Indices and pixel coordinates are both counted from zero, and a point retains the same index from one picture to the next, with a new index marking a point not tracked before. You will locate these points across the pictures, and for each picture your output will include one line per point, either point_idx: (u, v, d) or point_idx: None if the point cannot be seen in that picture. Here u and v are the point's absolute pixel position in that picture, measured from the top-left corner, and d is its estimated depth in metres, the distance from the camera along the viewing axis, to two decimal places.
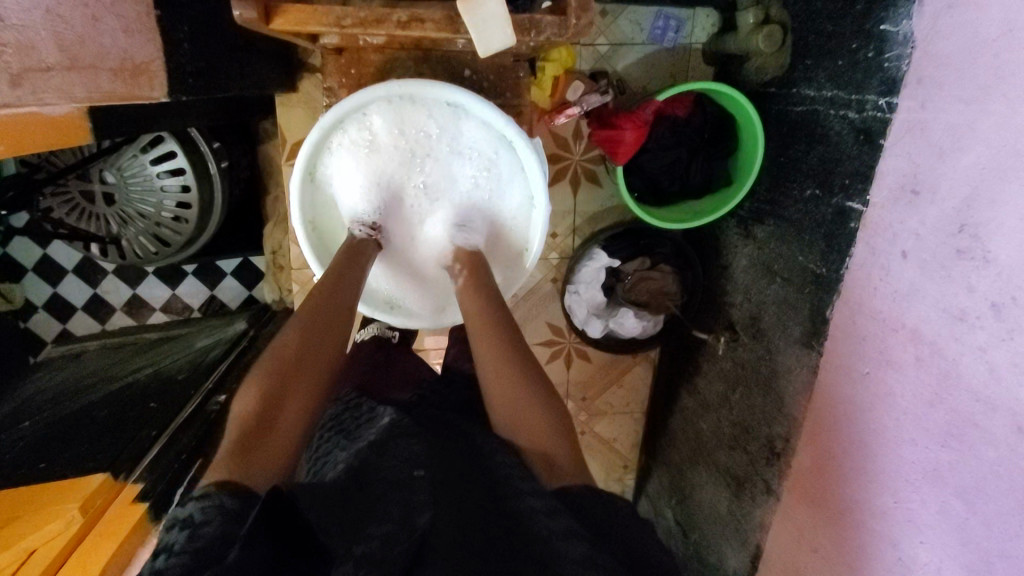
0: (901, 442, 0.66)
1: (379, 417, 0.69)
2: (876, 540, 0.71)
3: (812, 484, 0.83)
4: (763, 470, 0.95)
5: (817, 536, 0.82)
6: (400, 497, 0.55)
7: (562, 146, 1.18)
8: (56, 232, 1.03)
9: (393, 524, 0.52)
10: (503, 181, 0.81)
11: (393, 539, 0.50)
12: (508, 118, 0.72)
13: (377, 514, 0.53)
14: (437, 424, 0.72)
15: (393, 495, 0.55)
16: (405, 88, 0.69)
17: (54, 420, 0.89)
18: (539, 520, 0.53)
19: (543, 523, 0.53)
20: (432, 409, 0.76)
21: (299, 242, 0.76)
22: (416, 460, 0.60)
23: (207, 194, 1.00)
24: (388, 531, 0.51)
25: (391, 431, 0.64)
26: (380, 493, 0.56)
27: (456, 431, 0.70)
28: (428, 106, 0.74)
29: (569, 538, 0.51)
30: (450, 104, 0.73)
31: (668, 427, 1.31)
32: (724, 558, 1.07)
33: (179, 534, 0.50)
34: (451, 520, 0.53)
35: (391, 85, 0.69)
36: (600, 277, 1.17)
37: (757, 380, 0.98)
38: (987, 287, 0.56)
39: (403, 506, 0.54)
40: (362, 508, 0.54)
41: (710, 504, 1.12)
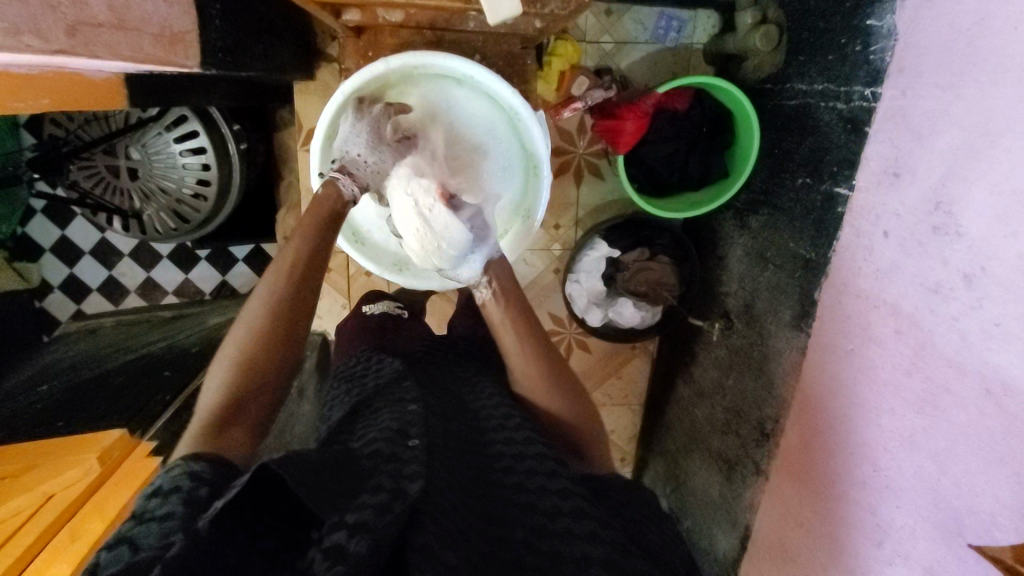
0: (881, 412, 0.70)
1: (382, 368, 0.73)
2: (857, 509, 0.73)
3: (799, 460, 0.86)
4: (753, 452, 0.98)
5: (803, 511, 0.85)
6: (390, 468, 0.50)
7: (566, 139, 1.23)
8: (82, 205, 1.08)
9: (386, 494, 0.47)
10: (509, 155, 0.86)
11: (385, 510, 0.45)
12: (515, 93, 0.79)
13: (368, 486, 0.48)
14: (433, 381, 0.74)
15: (383, 466, 0.50)
16: (419, 59, 0.76)
17: (71, 382, 0.93)
18: (543, 497, 0.54)
19: (548, 500, 0.53)
20: (437, 370, 0.79)
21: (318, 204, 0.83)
22: (408, 431, 0.56)
23: (225, 173, 1.04)
24: (382, 501, 0.46)
25: (392, 395, 0.65)
26: (370, 465, 0.51)
27: (455, 397, 0.72)
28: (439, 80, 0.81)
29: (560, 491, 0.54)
30: (463, 76, 0.80)
31: (664, 417, 1.34)
32: (715, 543, 1.10)
33: (154, 501, 0.46)
34: (442, 484, 0.51)
35: (407, 56, 0.75)
36: (600, 268, 1.20)
37: (749, 364, 1.01)
38: (959, 259, 0.59)
39: (393, 476, 0.49)
40: (351, 482, 0.49)
41: (702, 490, 1.15)
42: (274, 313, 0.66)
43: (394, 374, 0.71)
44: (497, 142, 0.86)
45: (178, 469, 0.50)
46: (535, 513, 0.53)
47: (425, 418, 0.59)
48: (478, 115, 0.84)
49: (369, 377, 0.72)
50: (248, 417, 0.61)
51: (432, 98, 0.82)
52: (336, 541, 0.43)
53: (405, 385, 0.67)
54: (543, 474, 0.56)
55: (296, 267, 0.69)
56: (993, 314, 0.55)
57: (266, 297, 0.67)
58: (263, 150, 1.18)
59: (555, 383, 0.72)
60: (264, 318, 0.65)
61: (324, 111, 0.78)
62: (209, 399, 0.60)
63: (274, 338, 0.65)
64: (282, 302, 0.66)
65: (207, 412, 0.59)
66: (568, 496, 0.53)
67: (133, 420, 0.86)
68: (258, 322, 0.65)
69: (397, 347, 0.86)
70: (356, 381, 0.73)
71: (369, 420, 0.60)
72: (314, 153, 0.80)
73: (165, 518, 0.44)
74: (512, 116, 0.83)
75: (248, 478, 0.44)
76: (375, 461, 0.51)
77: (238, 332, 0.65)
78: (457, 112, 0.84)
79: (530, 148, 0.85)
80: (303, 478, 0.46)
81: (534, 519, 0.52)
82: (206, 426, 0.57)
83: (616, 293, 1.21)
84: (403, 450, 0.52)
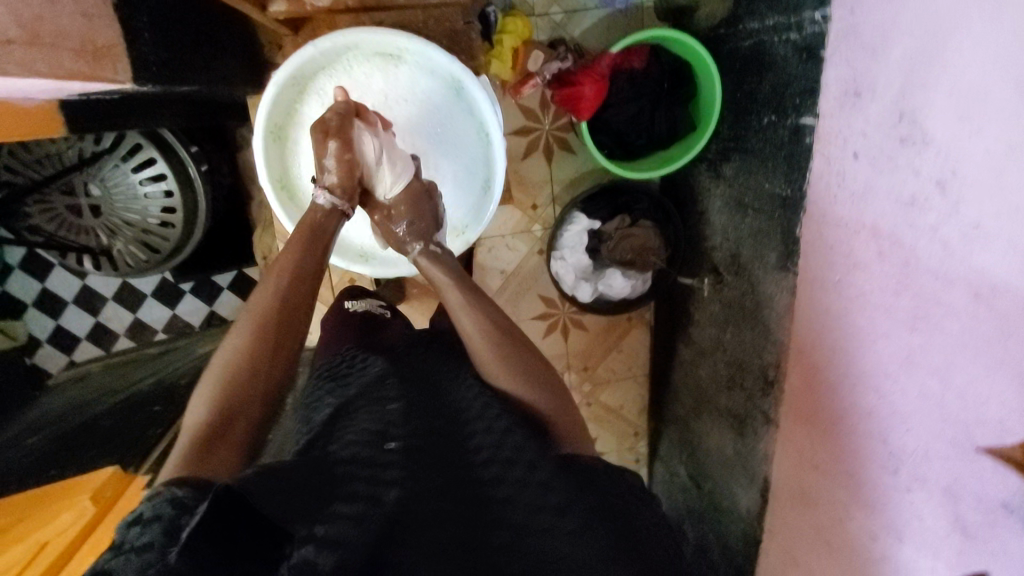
0: (876, 337, 0.69)
1: (368, 367, 0.72)
2: (869, 441, 0.72)
3: (805, 402, 0.85)
4: (761, 402, 0.97)
5: (817, 452, 0.83)
6: (368, 473, 0.50)
7: (529, 114, 1.21)
8: (26, 243, 1.03)
9: (361, 504, 0.48)
10: (458, 125, 0.88)
11: (360, 521, 0.46)
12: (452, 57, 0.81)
13: (342, 492, 0.48)
14: (412, 370, 0.72)
15: (360, 472, 0.50)
16: (348, 37, 0.78)
17: (59, 433, 0.92)
18: (519, 490, 0.53)
19: (524, 495, 0.52)
20: (419, 362, 0.76)
21: (270, 202, 0.82)
22: (389, 433, 0.56)
23: (192, 202, 1.04)
24: (358, 511, 0.47)
25: (373, 394, 0.64)
26: (345, 469, 0.51)
27: (432, 385, 0.69)
28: (369, 58, 0.83)
29: (540, 488, 0.54)
30: (397, 51, 0.82)
31: (671, 383, 1.36)
32: (737, 499, 1.10)
33: (128, 532, 0.44)
34: (425, 491, 0.50)
35: (335, 35, 0.77)
36: (584, 241, 1.20)
37: (743, 315, 1.00)
38: (930, 167, 0.58)
39: (368, 481, 0.50)
40: (327, 486, 0.49)
41: (719, 448, 1.16)
42: (262, 335, 0.65)
43: (377, 375, 0.69)
44: (443, 116, 0.87)
45: (158, 497, 0.47)
46: (516, 512, 0.51)
47: (406, 415, 0.59)
48: (417, 89, 0.85)
49: (355, 379, 0.69)
50: (237, 432, 0.59)
51: (366, 77, 0.84)
52: (307, 557, 0.43)
53: (388, 383, 0.67)
54: (519, 467, 0.55)
55: (288, 290, 0.68)
56: (970, 216, 0.53)
57: (256, 321, 0.66)
58: (227, 172, 1.17)
59: (501, 341, 0.72)
60: (256, 344, 0.64)
61: (260, 104, 0.79)
62: (192, 427, 0.58)
63: (263, 360, 0.64)
64: (271, 324, 0.66)
65: (193, 436, 0.57)
66: (547, 491, 0.54)
67: (127, 458, 0.85)
68: (247, 342, 0.64)
69: (379, 344, 0.84)
70: (337, 378, 0.71)
71: (352, 419, 0.58)
72: (256, 147, 0.80)
73: (143, 549, 0.42)
74: (453, 85, 0.85)
75: (212, 501, 0.42)
76: (352, 464, 0.51)
77: (228, 358, 0.63)
78: (391, 88, 0.85)
79: (477, 113, 0.87)
80: (272, 495, 0.46)
81: (513, 518, 0.50)
82: (191, 450, 0.55)
83: (603, 266, 1.21)
84: (381, 454, 0.53)
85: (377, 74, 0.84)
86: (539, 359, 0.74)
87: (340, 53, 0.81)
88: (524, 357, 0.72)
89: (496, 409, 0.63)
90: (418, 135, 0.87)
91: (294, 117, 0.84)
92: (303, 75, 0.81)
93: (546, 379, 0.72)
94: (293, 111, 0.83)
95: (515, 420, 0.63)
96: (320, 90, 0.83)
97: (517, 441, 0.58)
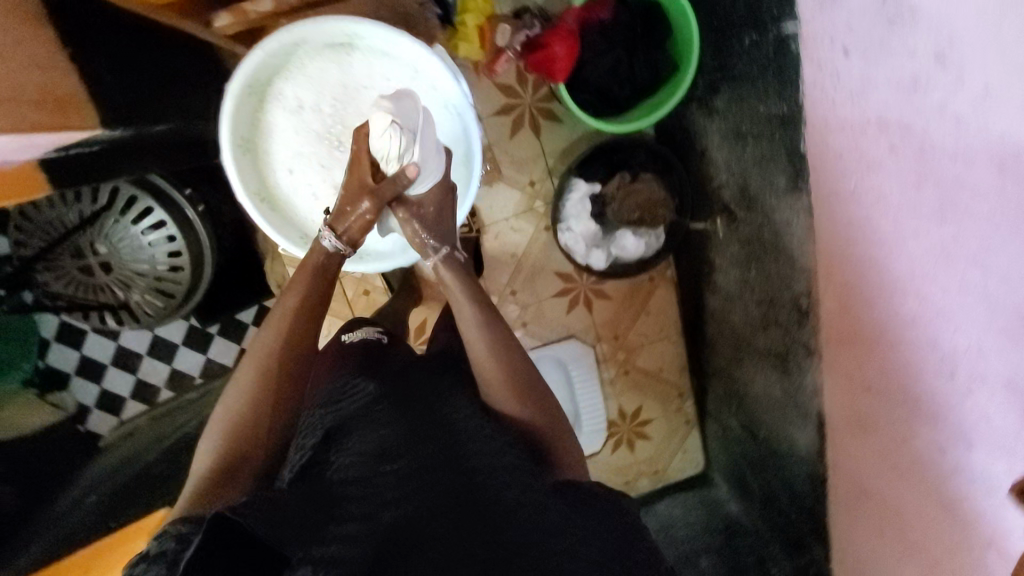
0: (903, 239, 0.65)
1: (360, 389, 0.73)
2: (918, 349, 0.68)
3: (843, 324, 0.81)
4: (799, 334, 0.93)
5: (866, 373, 0.79)
6: (364, 497, 0.55)
7: (508, 90, 1.20)
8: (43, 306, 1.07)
9: (356, 527, 0.52)
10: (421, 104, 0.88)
11: (358, 540, 0.50)
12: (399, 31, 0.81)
13: (339, 515, 0.53)
14: (408, 388, 0.75)
15: (356, 497, 0.55)
16: (294, 32, 0.80)
17: (115, 487, 1.04)
18: (514, 505, 0.56)
19: (521, 510, 0.56)
20: (416, 375, 0.79)
21: (249, 211, 0.85)
22: (382, 457, 0.60)
23: (195, 243, 1.06)
24: (352, 534, 0.51)
25: (368, 417, 0.67)
26: (341, 494, 0.55)
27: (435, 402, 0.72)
28: (322, 52, 0.85)
29: (535, 504, 0.57)
30: (349, 38, 0.83)
31: (707, 336, 1.33)
32: (795, 440, 1.06)
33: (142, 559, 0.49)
34: (422, 512, 0.54)
35: (281, 32, 0.79)
36: (588, 206, 1.17)
37: (764, 248, 0.97)
38: (927, 41, 0.55)
39: (364, 505, 0.54)
40: (323, 509, 0.53)
41: (766, 392, 1.12)
42: (264, 376, 0.72)
43: (369, 398, 0.71)
44: (405, 97, 0.87)
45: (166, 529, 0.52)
46: (513, 525, 0.54)
47: (400, 437, 0.63)
48: (375, 75, 0.86)
49: (348, 400, 0.72)
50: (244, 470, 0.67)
51: (322, 71, 0.85)
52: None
53: (380, 406, 0.69)
54: (515, 483, 0.59)
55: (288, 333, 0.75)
56: (978, 82, 0.50)
57: (259, 363, 0.73)
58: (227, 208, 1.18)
59: (516, 369, 0.75)
60: (259, 386, 0.71)
61: (220, 118, 0.81)
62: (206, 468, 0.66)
63: (265, 403, 0.71)
64: (271, 366, 0.72)
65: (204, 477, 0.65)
66: (541, 505, 0.57)
67: None
68: (250, 385, 0.71)
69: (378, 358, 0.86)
70: (332, 405, 0.73)
71: (346, 446, 0.64)
72: (226, 160, 0.83)
73: (155, 569, 0.47)
74: (410, 65, 0.86)
75: (209, 530, 0.46)
76: (348, 490, 0.56)
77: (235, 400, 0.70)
78: (349, 78, 0.86)
79: (438, 89, 0.87)
80: (268, 520, 0.49)
81: (509, 532, 0.53)
82: (203, 489, 0.63)
83: (612, 229, 1.19)
84: (377, 478, 0.57)
85: (332, 66, 0.85)
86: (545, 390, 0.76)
87: (293, 51, 0.83)
88: (534, 386, 0.75)
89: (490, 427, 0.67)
90: None
91: (262, 124, 0.86)
92: (260, 79, 0.83)
93: (539, 393, 0.75)
94: (258, 118, 0.86)
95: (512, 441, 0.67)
96: (281, 92, 0.85)
97: (512, 457, 0.62)
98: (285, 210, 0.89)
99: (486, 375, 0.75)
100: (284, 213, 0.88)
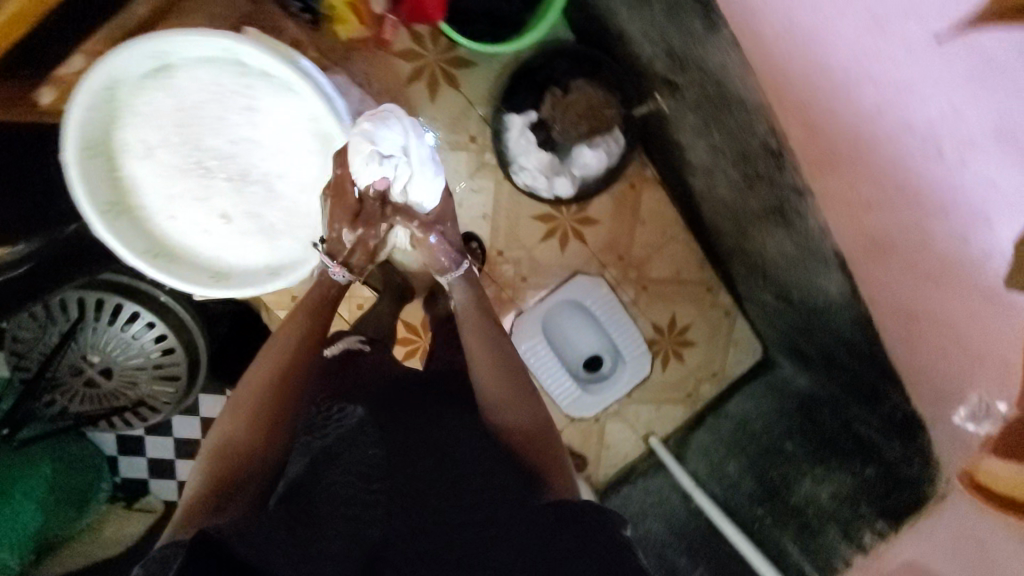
0: (838, 23, 0.60)
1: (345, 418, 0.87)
2: (896, 137, 0.60)
3: (818, 147, 0.73)
4: (781, 179, 0.85)
5: (862, 189, 0.71)
6: (353, 514, 0.70)
7: (408, 55, 1.16)
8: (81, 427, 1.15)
9: (344, 542, 0.67)
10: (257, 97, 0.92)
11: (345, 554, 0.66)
12: (201, 33, 0.85)
13: (325, 535, 0.68)
14: (397, 418, 0.87)
15: (343, 514, 0.70)
16: (100, 75, 0.83)
17: None
18: (470, 512, 0.71)
19: (475, 517, 0.71)
20: (422, 403, 0.92)
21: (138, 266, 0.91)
22: (370, 478, 0.74)
23: (172, 316, 1.08)
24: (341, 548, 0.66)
25: (356, 446, 0.80)
26: (327, 513, 0.71)
27: (432, 423, 0.86)
28: (147, 86, 0.90)
29: (493, 511, 0.71)
30: (157, 55, 0.87)
31: (707, 220, 1.26)
32: (826, 291, 0.97)
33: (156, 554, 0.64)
34: (400, 521, 0.69)
35: (85, 84, 0.83)
36: (531, 138, 1.11)
37: (713, 102, 0.90)
38: None
39: (350, 521, 0.69)
40: (309, 530, 0.68)
41: (781, 254, 1.03)
42: (258, 395, 0.84)
43: (354, 424, 0.85)
44: (235, 97, 0.92)
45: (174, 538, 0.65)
46: (466, 528, 0.69)
47: (384, 462, 0.77)
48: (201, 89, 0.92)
49: (331, 428, 0.86)
50: (241, 473, 0.76)
51: (152, 102, 0.91)
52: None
53: (367, 433, 0.83)
54: (475, 492, 0.74)
55: (285, 364, 0.88)
56: None
57: (256, 388, 0.85)
58: None
59: (519, 397, 0.88)
60: (257, 405, 0.83)
61: (74, 191, 0.86)
62: (204, 472, 0.76)
63: (260, 418, 0.82)
64: (265, 390, 0.84)
65: (201, 481, 0.75)
66: (497, 513, 0.71)
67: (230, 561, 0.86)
68: (247, 407, 0.83)
69: (363, 380, 0.97)
70: (320, 430, 0.86)
71: (334, 469, 0.77)
72: (98, 228, 0.88)
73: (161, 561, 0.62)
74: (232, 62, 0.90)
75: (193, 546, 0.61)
76: (336, 508, 0.71)
77: (234, 423, 0.81)
78: (179, 97, 0.92)
79: (269, 77, 0.91)
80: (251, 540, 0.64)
81: (463, 533, 0.68)
82: (200, 493, 0.73)
83: (565, 150, 1.14)
84: (364, 496, 0.72)
85: (159, 95, 0.91)
86: (544, 420, 0.88)
87: (111, 92, 0.88)
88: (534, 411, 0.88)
89: (472, 447, 0.81)
90: (233, 132, 0.94)
91: (126, 177, 0.94)
92: (100, 134, 0.90)
93: (523, 399, 0.89)
94: (121, 172, 0.93)
95: (494, 456, 0.81)
96: (124, 138, 0.92)
97: (487, 469, 0.78)
98: (178, 254, 0.96)
99: (496, 397, 0.88)
100: (179, 259, 0.96)
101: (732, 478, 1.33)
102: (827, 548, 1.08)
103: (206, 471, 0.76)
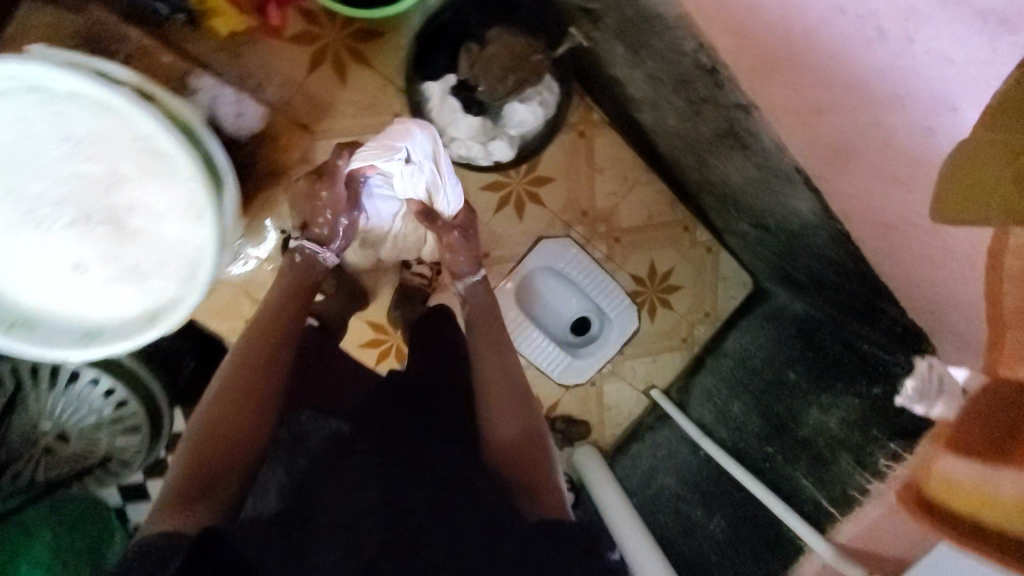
0: None
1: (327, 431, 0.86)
2: (827, 24, 0.52)
3: (751, 55, 0.64)
4: (721, 99, 0.76)
5: (806, 94, 0.61)
6: (350, 522, 0.61)
7: (304, 36, 1.06)
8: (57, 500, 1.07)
9: (339, 554, 0.58)
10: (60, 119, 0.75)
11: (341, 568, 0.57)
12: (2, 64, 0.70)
13: (317, 553, 0.60)
14: (383, 429, 0.82)
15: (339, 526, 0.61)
16: None
17: None
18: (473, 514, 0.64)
19: (478, 519, 0.64)
20: (409, 412, 0.87)
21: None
22: (365, 485, 0.67)
23: (116, 366, 1.02)
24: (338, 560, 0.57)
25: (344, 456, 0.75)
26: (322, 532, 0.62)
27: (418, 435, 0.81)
28: None
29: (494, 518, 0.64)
30: None
31: (665, 156, 1.16)
32: (799, 211, 0.88)
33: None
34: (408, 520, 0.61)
35: None
36: (454, 103, 1.01)
37: (635, 24, 0.81)
38: None
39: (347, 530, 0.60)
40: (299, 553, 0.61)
41: (744, 180, 0.94)
42: (234, 394, 0.77)
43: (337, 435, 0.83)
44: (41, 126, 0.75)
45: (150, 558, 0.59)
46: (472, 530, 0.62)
47: (378, 470, 0.70)
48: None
49: (314, 432, 0.86)
50: (221, 479, 0.70)
51: None
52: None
53: (355, 444, 0.77)
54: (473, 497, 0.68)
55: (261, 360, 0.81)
56: None
57: (230, 385, 0.78)
58: None
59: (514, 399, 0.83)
60: (235, 403, 0.76)
61: None
62: (179, 476, 0.69)
63: (238, 418, 0.75)
64: (242, 388, 0.78)
65: (176, 486, 0.68)
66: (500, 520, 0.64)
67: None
68: (224, 404, 0.76)
69: (341, 402, 0.94)
70: (301, 443, 0.85)
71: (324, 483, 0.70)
72: None
73: None
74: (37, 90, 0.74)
75: None
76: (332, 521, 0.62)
77: (212, 418, 0.75)
78: None
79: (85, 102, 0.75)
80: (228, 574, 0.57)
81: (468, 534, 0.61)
82: (176, 501, 0.66)
83: (495, 110, 1.05)
84: (360, 501, 0.64)
85: None
86: (534, 421, 0.82)
87: None
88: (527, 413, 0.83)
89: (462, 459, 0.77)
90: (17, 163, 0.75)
91: None
92: None
93: (513, 397, 0.83)
94: None
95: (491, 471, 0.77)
96: None
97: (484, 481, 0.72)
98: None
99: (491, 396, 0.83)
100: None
101: (739, 419, 1.26)
102: (841, 480, 0.97)
103: (181, 475, 0.69)
